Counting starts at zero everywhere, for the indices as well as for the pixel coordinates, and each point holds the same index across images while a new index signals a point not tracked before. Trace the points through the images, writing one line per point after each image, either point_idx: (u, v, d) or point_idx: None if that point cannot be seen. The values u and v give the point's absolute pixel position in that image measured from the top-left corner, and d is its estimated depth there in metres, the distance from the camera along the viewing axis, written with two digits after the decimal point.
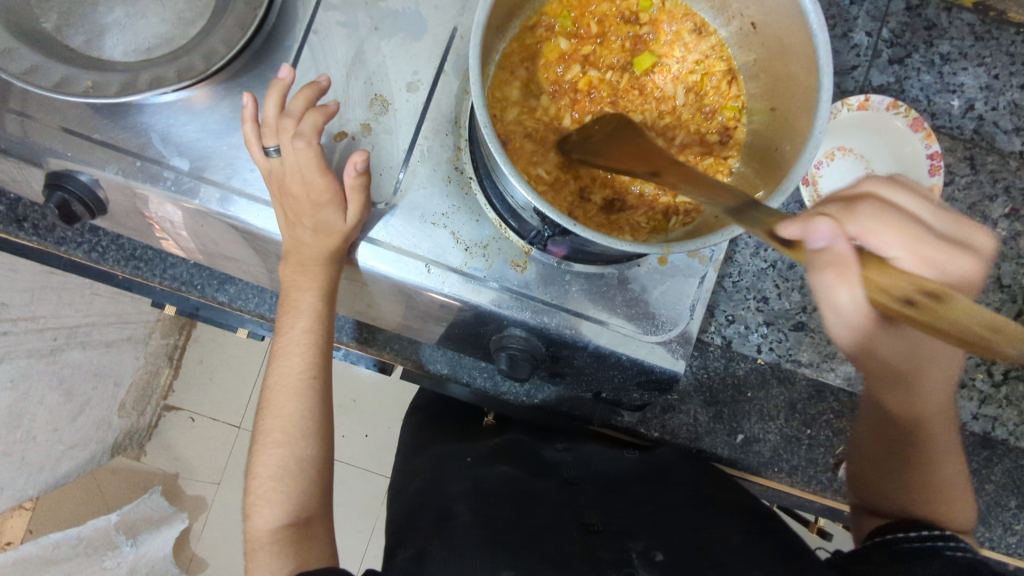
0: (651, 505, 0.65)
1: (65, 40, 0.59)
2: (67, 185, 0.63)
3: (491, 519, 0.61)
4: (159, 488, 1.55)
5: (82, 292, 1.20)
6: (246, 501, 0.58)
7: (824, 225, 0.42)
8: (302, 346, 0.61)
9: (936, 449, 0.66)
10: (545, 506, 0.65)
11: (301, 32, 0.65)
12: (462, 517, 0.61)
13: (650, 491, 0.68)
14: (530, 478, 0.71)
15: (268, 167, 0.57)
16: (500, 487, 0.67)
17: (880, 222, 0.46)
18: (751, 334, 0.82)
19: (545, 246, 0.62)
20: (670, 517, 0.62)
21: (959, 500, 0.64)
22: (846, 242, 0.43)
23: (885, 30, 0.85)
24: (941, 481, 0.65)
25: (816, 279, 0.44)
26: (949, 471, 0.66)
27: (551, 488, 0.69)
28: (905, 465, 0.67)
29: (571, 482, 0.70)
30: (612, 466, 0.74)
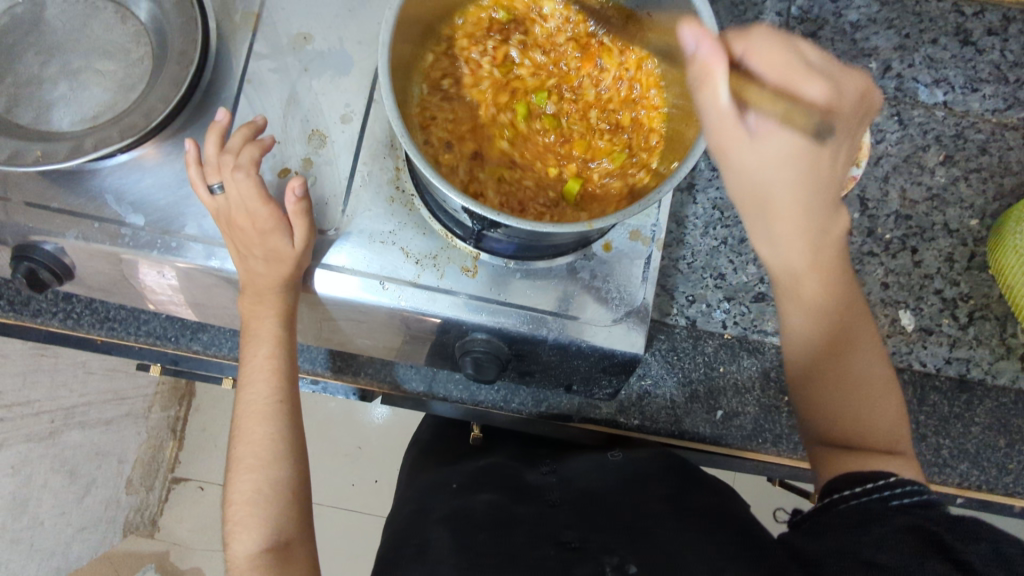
0: (622, 519, 0.65)
1: (16, 119, 0.64)
2: (34, 255, 0.67)
3: (468, 541, 0.61)
4: (153, 566, 1.47)
5: (76, 373, 1.24)
6: (226, 530, 0.59)
7: (693, 31, 0.47)
8: (267, 372, 0.64)
9: (859, 358, 0.63)
10: (524, 529, 0.64)
11: (236, 82, 0.69)
12: (439, 543, 0.61)
13: (628, 506, 0.66)
14: (513, 502, 0.70)
15: (214, 205, 0.60)
16: (481, 511, 0.67)
17: (767, 44, 0.51)
18: (714, 311, 0.84)
19: (485, 243, 0.65)
20: (639, 532, 0.61)
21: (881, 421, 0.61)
22: (712, 45, 0.47)
23: (795, 7, 0.90)
24: (869, 376, 0.63)
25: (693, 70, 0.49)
26: (874, 372, 0.63)
27: (531, 513, 0.68)
28: (836, 390, 0.62)
29: (553, 504, 0.70)
30: (593, 480, 0.74)
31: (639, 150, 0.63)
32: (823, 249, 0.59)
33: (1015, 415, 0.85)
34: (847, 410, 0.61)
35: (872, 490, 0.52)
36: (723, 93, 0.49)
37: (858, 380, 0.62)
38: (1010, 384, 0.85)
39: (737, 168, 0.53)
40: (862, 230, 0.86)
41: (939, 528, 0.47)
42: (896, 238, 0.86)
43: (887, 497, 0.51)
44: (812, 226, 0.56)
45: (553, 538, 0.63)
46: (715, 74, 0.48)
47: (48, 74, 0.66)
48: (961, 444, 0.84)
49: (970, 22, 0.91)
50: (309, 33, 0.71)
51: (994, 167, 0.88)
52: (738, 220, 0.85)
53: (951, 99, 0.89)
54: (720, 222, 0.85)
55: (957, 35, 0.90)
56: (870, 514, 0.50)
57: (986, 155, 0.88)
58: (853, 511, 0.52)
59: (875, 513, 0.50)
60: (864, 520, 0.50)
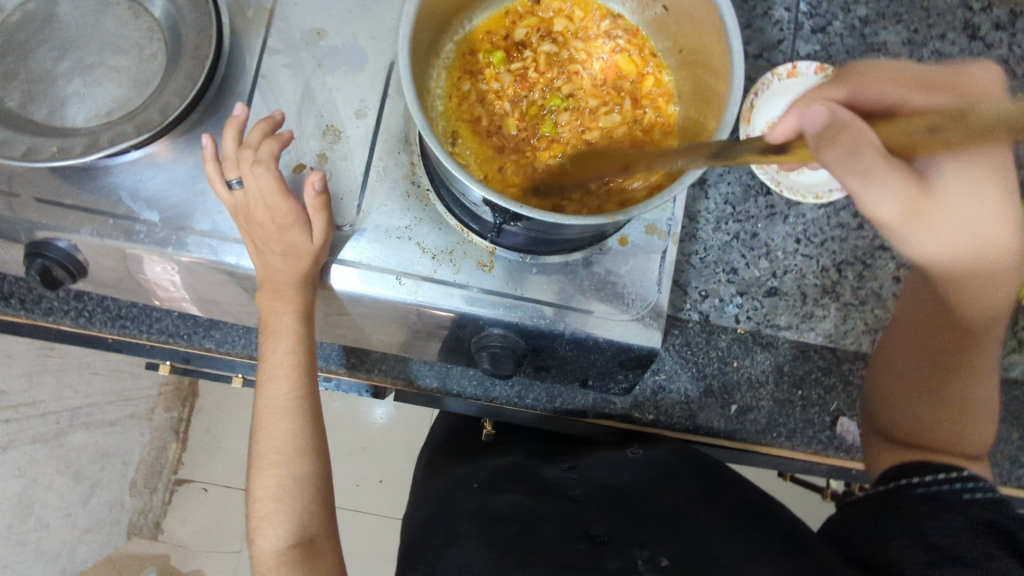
0: (652, 509, 0.66)
1: (30, 115, 0.63)
2: (48, 253, 0.66)
3: (497, 540, 0.61)
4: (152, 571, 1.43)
5: (82, 374, 1.25)
6: (250, 526, 0.61)
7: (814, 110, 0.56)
8: (287, 367, 0.65)
9: (980, 350, 0.66)
10: (552, 522, 0.65)
11: (250, 78, 0.69)
12: (465, 541, 0.62)
13: (654, 498, 0.68)
14: (536, 501, 0.71)
15: (232, 201, 0.61)
16: (508, 511, 0.68)
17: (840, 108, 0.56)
18: (727, 306, 0.84)
19: (503, 237, 0.65)
20: (669, 522, 0.62)
21: (985, 415, 0.65)
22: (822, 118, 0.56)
23: (803, 3, 0.90)
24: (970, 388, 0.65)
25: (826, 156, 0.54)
26: (986, 365, 0.66)
27: (557, 509, 0.69)
28: (947, 398, 0.65)
29: (577, 500, 0.71)
30: (613, 477, 0.75)
31: (656, 159, 0.62)
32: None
33: None
34: (930, 410, 0.65)
35: (944, 480, 0.55)
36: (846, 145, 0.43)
37: (978, 361, 0.66)
38: (1021, 377, 0.85)
39: (878, 182, 0.53)
40: None
41: (1001, 520, 0.51)
42: None
43: (959, 490, 0.54)
44: (976, 218, 0.59)
45: (582, 533, 0.64)
46: (861, 131, 0.43)
47: (61, 69, 0.65)
48: None
49: (977, 17, 0.91)
50: (323, 29, 0.71)
51: None
52: (750, 215, 0.85)
53: None
54: (732, 216, 0.85)
55: (965, 30, 0.91)
56: (940, 505, 0.54)
57: None
58: (921, 498, 0.55)
59: (946, 504, 0.53)
60: (931, 509, 0.54)
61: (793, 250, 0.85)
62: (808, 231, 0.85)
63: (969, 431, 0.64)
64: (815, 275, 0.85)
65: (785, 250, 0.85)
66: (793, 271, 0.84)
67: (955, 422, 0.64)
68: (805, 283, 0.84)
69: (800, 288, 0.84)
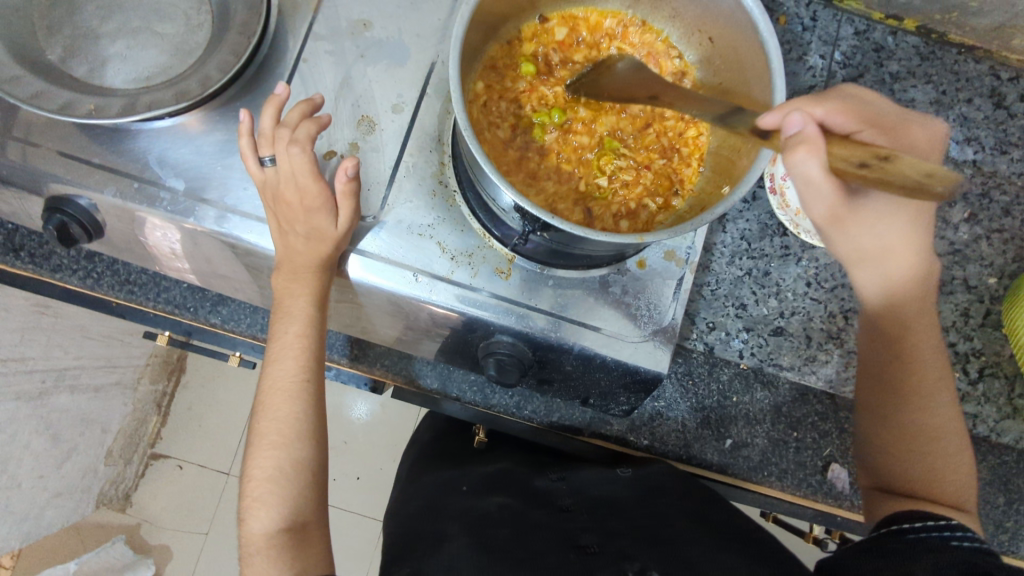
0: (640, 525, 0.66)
1: (70, 71, 0.64)
2: (68, 208, 0.65)
3: (488, 539, 0.62)
4: (121, 538, 1.44)
5: (72, 335, 1.20)
6: (243, 505, 0.62)
7: (797, 116, 0.48)
8: (295, 349, 0.65)
9: (923, 382, 0.65)
10: (544, 532, 0.66)
11: (291, 60, 0.70)
12: (457, 538, 0.63)
13: (643, 515, 0.67)
14: (526, 506, 0.72)
15: (262, 178, 0.62)
16: (498, 512, 0.69)
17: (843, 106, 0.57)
18: (732, 340, 0.84)
19: (526, 246, 0.65)
20: (657, 536, 0.63)
21: (961, 461, 0.64)
22: (814, 127, 0.48)
23: (837, 53, 0.92)
24: (935, 425, 0.65)
25: (791, 158, 0.48)
26: (939, 400, 0.65)
27: (547, 518, 0.70)
28: (919, 445, 0.64)
29: (566, 510, 0.72)
30: (608, 489, 0.74)
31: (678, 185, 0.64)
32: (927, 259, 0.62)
33: (1014, 474, 0.86)
34: (907, 453, 0.65)
35: (932, 526, 0.53)
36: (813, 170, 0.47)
37: (923, 386, 0.65)
38: (1012, 443, 0.86)
39: (849, 226, 0.58)
40: None
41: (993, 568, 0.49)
42: None
43: (946, 535, 0.52)
44: (886, 245, 0.60)
45: (572, 541, 0.64)
46: (816, 158, 0.47)
47: (106, 30, 0.66)
48: None
49: (1004, 87, 0.93)
50: (369, 21, 0.71)
51: (1016, 229, 0.89)
52: (764, 253, 0.86)
53: (980, 159, 0.91)
54: (746, 253, 0.86)
55: (990, 97, 0.93)
56: (925, 547, 0.52)
57: (1009, 217, 0.90)
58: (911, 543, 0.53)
59: (929, 548, 0.52)
60: (918, 554, 0.52)
61: (803, 293, 0.85)
62: (820, 276, 0.86)
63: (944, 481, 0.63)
64: (823, 319, 0.85)
65: (795, 292, 0.85)
66: (800, 313, 0.85)
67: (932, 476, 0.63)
68: (811, 326, 0.85)
69: (806, 330, 0.85)
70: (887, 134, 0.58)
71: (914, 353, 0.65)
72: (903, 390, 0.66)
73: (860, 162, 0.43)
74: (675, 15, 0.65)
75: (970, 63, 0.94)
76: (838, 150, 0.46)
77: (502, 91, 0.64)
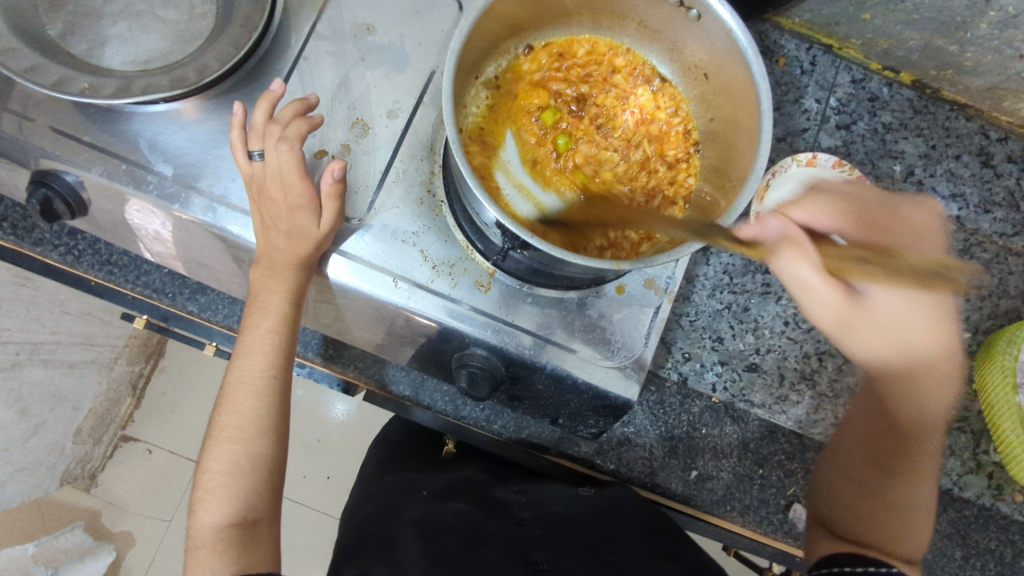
0: (592, 544, 0.65)
1: (68, 47, 0.64)
2: (53, 184, 0.65)
3: (439, 546, 0.62)
4: (80, 525, 1.41)
5: (50, 309, 1.21)
6: (195, 496, 0.62)
7: (774, 220, 0.53)
8: (265, 345, 0.65)
9: (919, 463, 0.66)
10: (496, 545, 0.66)
11: (292, 58, 0.70)
12: (407, 547, 0.63)
13: (594, 534, 0.67)
14: (484, 516, 0.72)
15: (250, 171, 0.62)
16: (453, 520, 0.69)
17: (820, 206, 0.59)
18: (706, 372, 0.85)
19: (507, 262, 0.65)
20: (606, 557, 0.62)
21: (917, 524, 0.64)
22: (793, 227, 0.52)
23: (833, 99, 0.93)
24: (916, 504, 0.65)
25: (777, 261, 0.52)
26: (925, 481, 0.66)
27: (503, 529, 0.70)
28: (880, 491, 0.66)
29: (522, 523, 0.72)
30: (564, 506, 0.74)
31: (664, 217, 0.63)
32: (951, 336, 0.63)
33: (973, 529, 0.86)
34: (877, 511, 0.65)
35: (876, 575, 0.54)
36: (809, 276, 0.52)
37: (908, 438, 0.66)
38: (974, 498, 0.86)
39: (861, 334, 0.60)
40: None
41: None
42: None
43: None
44: (910, 344, 0.62)
45: (522, 557, 0.64)
46: (805, 262, 0.51)
47: (110, 11, 0.66)
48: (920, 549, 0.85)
49: (993, 146, 0.95)
50: (373, 26, 0.72)
51: (993, 287, 0.91)
52: (745, 288, 0.87)
53: (964, 215, 0.92)
54: (728, 287, 0.87)
55: (978, 156, 0.94)
56: None
57: (987, 274, 0.91)
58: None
59: None
60: None
61: (780, 331, 0.86)
62: (798, 316, 0.86)
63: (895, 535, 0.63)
64: (797, 359, 0.86)
65: (773, 330, 0.86)
66: (776, 351, 0.86)
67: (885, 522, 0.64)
68: (785, 365, 0.86)
69: (779, 369, 0.85)
70: (873, 223, 0.60)
71: (915, 438, 0.66)
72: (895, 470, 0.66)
73: (858, 260, 0.49)
74: (671, 49, 0.66)
75: (961, 120, 0.95)
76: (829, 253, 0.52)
77: (501, 109, 0.66)
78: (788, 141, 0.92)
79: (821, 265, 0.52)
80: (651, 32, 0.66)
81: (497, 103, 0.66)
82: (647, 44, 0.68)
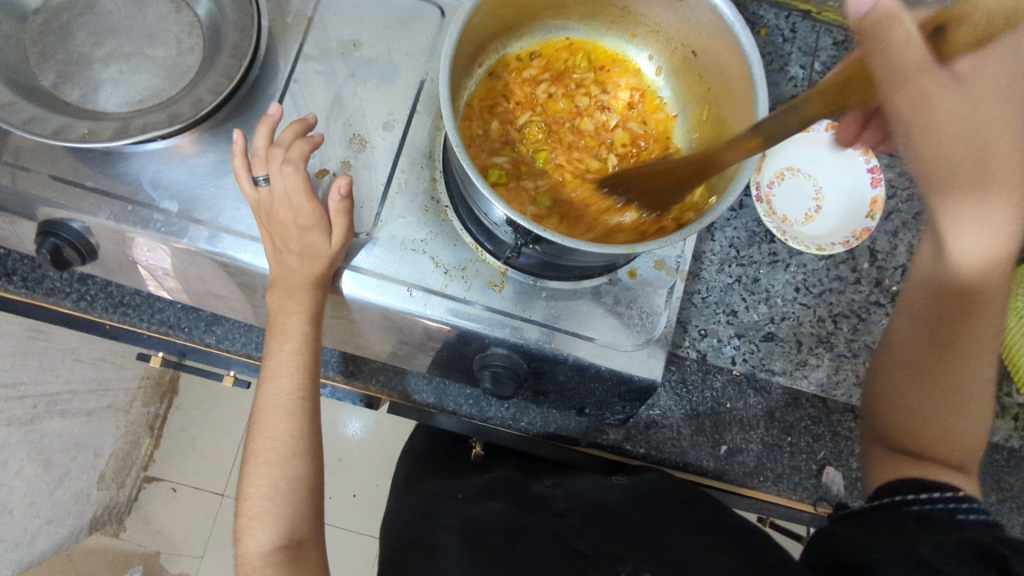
0: (636, 527, 0.66)
1: (62, 95, 0.64)
2: (61, 232, 0.65)
3: (481, 547, 0.63)
4: (140, 569, 1.45)
5: (65, 360, 1.19)
6: (238, 524, 0.62)
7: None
8: (290, 367, 0.66)
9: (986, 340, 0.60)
10: (535, 538, 0.65)
11: (283, 81, 0.70)
12: (451, 552, 0.63)
13: (636, 517, 0.68)
14: (522, 511, 0.72)
15: (256, 198, 0.63)
16: (493, 520, 0.69)
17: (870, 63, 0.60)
18: (725, 347, 0.85)
19: (519, 259, 0.66)
20: (652, 536, 0.63)
21: (970, 422, 0.60)
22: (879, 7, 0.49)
23: (818, 63, 0.94)
24: (965, 390, 0.61)
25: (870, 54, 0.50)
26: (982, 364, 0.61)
27: (542, 521, 0.70)
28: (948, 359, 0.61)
29: (562, 514, 0.72)
30: (603, 494, 0.75)
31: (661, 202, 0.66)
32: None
33: (1006, 471, 0.87)
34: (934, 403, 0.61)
35: (944, 499, 0.51)
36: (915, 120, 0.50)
37: (972, 340, 0.60)
38: (1002, 442, 0.87)
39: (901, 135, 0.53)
40: (871, 281, 0.88)
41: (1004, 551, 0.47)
42: None
43: (954, 509, 0.50)
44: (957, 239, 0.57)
45: (566, 545, 0.64)
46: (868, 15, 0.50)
47: (99, 55, 0.66)
48: None
49: None
50: (359, 41, 0.72)
51: None
52: (753, 260, 0.87)
53: None
54: (735, 260, 0.87)
55: None
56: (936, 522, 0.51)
57: None
58: (914, 517, 0.52)
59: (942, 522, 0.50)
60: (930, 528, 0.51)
61: (792, 298, 0.87)
62: (808, 281, 0.87)
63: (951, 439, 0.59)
64: (812, 324, 0.86)
65: (785, 297, 0.87)
66: (791, 318, 0.86)
67: (945, 429, 0.60)
68: (801, 330, 0.86)
69: (796, 335, 0.85)
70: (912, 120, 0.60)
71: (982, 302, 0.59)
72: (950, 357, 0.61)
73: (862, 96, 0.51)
74: (657, 30, 0.66)
75: None
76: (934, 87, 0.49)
77: (494, 111, 0.66)
78: (778, 109, 0.92)
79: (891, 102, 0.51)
80: (633, 17, 0.66)
81: (487, 124, 0.66)
82: (632, 31, 0.69)
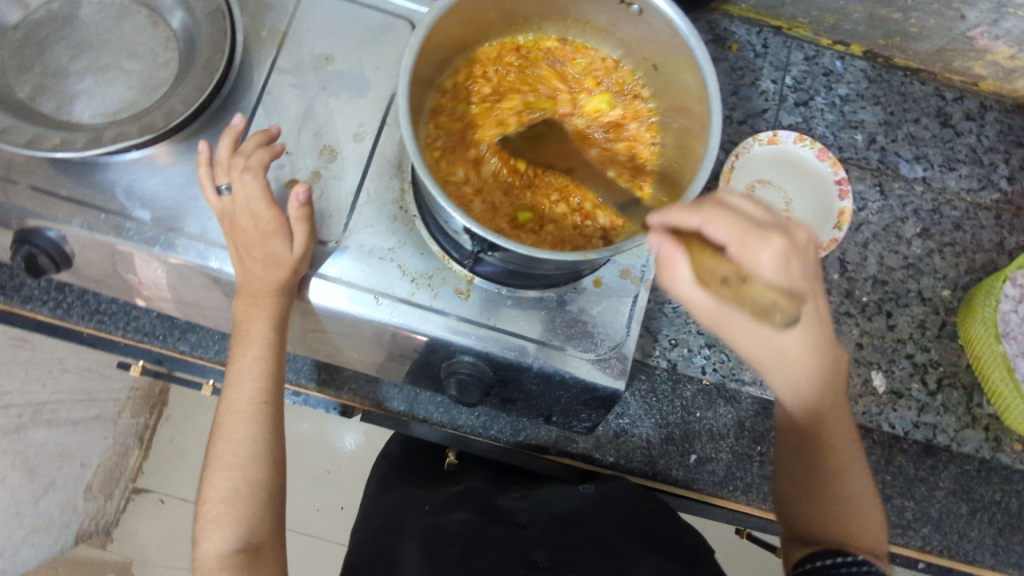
0: (591, 542, 0.66)
1: (38, 107, 0.66)
2: (36, 241, 0.67)
3: (442, 556, 0.64)
4: None
5: (51, 369, 1.21)
6: (197, 528, 0.63)
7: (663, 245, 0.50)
8: (253, 372, 0.67)
9: (846, 462, 0.66)
10: (496, 550, 0.66)
11: (256, 93, 0.72)
12: (411, 560, 0.64)
13: (592, 530, 0.69)
14: (485, 522, 0.73)
15: (222, 205, 0.65)
16: (456, 530, 0.70)
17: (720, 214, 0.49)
18: (694, 356, 0.86)
19: (482, 265, 0.67)
20: (605, 552, 0.63)
21: (869, 517, 0.64)
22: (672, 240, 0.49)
23: (789, 78, 0.96)
24: (849, 487, 0.65)
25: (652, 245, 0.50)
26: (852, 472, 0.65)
27: (504, 533, 0.71)
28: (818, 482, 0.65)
29: (524, 526, 0.73)
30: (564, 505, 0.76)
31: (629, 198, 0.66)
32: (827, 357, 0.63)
33: (977, 482, 0.86)
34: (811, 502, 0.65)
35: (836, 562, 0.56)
36: (694, 295, 0.51)
37: (835, 466, 0.66)
38: (974, 453, 0.86)
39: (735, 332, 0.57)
40: (841, 291, 0.89)
41: None
42: (872, 301, 0.90)
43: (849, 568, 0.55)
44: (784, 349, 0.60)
45: (523, 558, 0.65)
46: (679, 267, 0.50)
47: (75, 67, 0.69)
48: (926, 509, 0.85)
49: (949, 107, 0.97)
50: (332, 55, 0.74)
51: (967, 242, 0.92)
52: None
53: (929, 175, 0.94)
54: None
55: (937, 117, 0.97)
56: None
57: (960, 232, 0.93)
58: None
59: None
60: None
61: None
62: None
63: (860, 533, 0.62)
64: None
65: None
66: None
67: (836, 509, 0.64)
68: None
69: None
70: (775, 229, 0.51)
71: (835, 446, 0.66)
72: (823, 477, 0.65)
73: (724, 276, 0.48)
74: (623, 45, 0.68)
75: (915, 85, 0.98)
76: (703, 261, 0.49)
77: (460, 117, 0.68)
78: (749, 123, 0.94)
79: (697, 274, 0.50)
80: (599, 30, 0.68)
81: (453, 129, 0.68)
82: (601, 44, 0.70)
